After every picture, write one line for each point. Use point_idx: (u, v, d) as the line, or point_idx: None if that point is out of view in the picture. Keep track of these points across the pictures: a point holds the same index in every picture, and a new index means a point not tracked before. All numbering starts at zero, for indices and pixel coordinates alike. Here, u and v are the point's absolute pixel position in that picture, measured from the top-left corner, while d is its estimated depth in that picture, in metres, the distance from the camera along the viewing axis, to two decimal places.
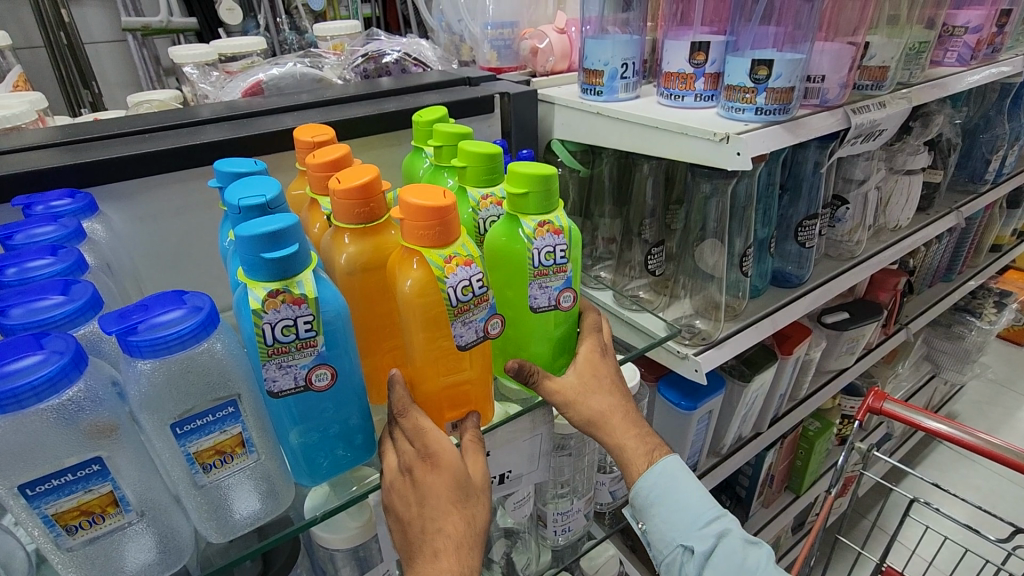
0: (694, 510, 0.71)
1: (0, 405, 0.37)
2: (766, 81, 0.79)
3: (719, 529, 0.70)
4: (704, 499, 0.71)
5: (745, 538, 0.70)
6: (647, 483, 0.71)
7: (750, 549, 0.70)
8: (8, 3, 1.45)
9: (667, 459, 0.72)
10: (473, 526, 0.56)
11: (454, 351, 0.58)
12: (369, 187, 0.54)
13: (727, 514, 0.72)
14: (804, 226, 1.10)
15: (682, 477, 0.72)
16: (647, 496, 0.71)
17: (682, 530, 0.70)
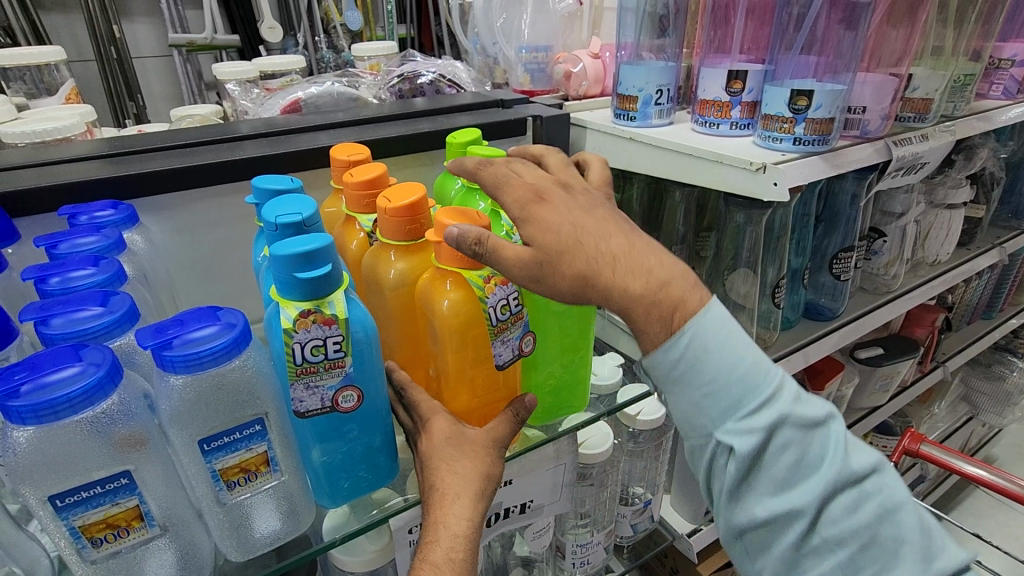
0: (732, 394, 0.53)
1: (36, 415, 0.37)
2: (806, 112, 0.77)
3: (779, 408, 0.53)
4: (756, 368, 0.54)
5: (808, 420, 0.54)
6: (668, 356, 0.53)
7: (812, 435, 0.54)
8: (64, 18, 1.51)
9: (700, 320, 0.52)
10: (468, 477, 0.55)
11: (492, 371, 0.58)
12: (418, 204, 0.55)
13: (788, 383, 0.55)
14: (838, 259, 1.07)
15: (721, 345, 0.53)
16: (677, 376, 0.54)
17: (729, 407, 0.53)
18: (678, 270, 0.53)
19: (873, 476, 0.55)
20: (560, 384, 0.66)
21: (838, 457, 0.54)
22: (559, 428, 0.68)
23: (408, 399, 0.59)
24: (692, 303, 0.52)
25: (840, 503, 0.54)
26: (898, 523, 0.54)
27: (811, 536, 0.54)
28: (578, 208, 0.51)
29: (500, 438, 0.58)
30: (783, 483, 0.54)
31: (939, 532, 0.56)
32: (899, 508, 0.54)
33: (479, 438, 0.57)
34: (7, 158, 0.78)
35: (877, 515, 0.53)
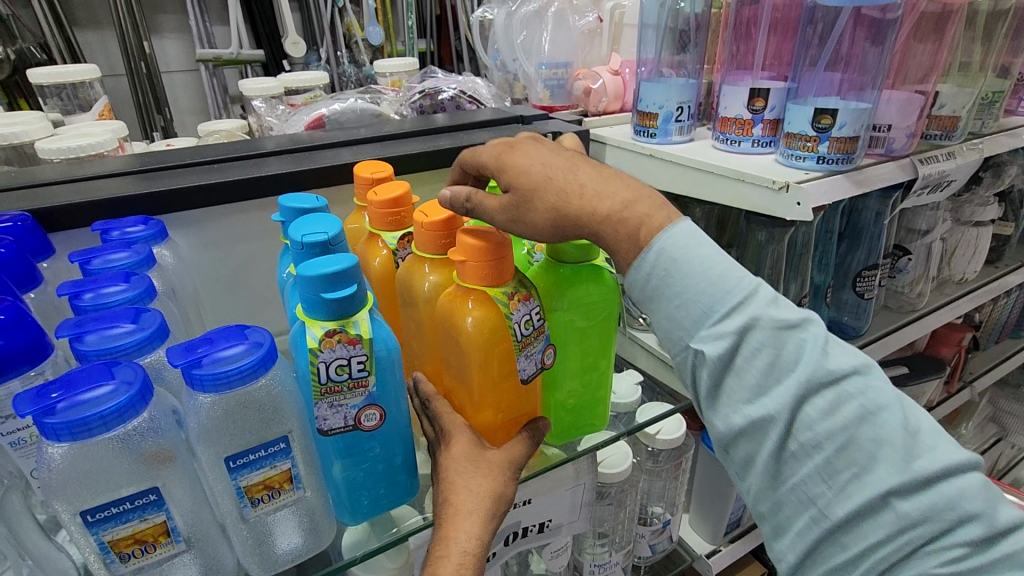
0: (703, 302, 0.49)
1: (71, 432, 0.38)
2: (829, 130, 0.77)
3: (747, 313, 0.48)
4: (725, 271, 0.50)
5: (781, 322, 0.48)
6: (640, 273, 0.51)
7: (787, 336, 0.48)
8: (98, 35, 1.56)
9: (671, 234, 0.50)
10: (481, 495, 0.54)
11: (520, 386, 0.59)
12: (449, 221, 0.59)
13: (763, 287, 0.50)
14: (863, 276, 1.04)
15: (694, 257, 0.50)
16: (650, 287, 0.51)
17: (697, 314, 0.50)
18: (647, 193, 0.53)
19: (853, 378, 0.47)
20: (578, 404, 0.66)
21: (812, 360, 0.48)
22: (578, 447, 0.68)
23: (432, 411, 0.60)
24: (660, 219, 0.51)
25: (815, 406, 0.47)
26: (880, 425, 0.46)
27: (789, 443, 0.48)
28: (550, 153, 0.54)
29: (515, 459, 0.59)
30: (755, 390, 0.49)
31: (940, 432, 0.47)
32: (882, 410, 0.46)
33: (497, 459, 0.57)
34: (44, 174, 0.81)
35: (858, 417, 0.46)
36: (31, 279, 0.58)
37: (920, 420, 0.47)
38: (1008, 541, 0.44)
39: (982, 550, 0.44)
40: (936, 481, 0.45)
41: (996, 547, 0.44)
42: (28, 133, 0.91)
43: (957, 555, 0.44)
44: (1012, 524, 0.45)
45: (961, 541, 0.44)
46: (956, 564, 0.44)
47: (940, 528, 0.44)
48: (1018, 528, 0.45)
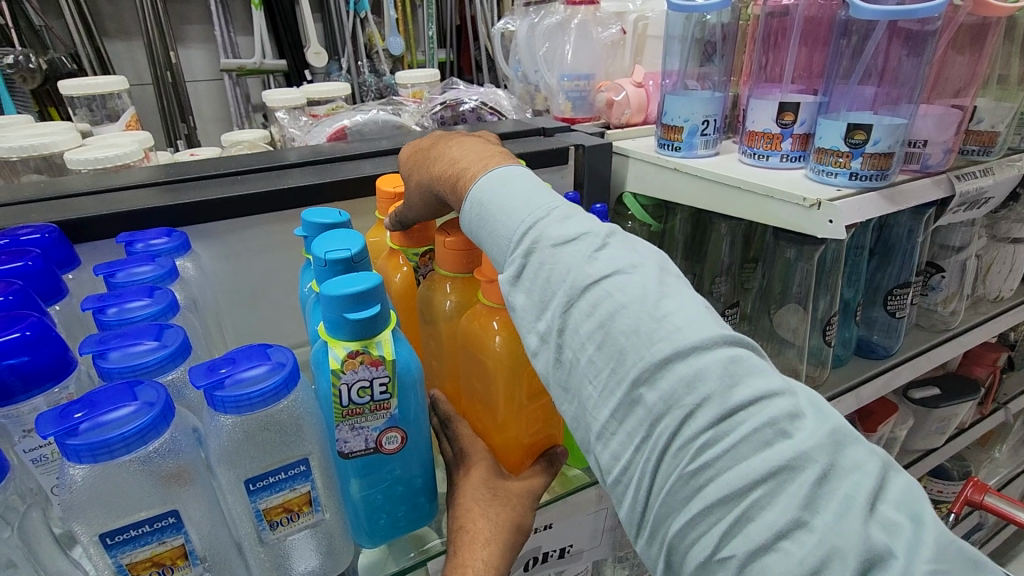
0: (500, 233, 0.47)
1: (93, 454, 0.37)
2: (863, 146, 0.75)
3: (532, 235, 0.45)
4: (520, 197, 0.47)
5: (558, 239, 0.44)
6: (464, 222, 0.51)
7: (569, 249, 0.43)
8: (127, 46, 1.59)
9: (480, 179, 0.50)
10: (498, 524, 0.52)
11: (549, 409, 0.60)
12: (473, 239, 0.59)
13: (561, 207, 0.46)
14: (895, 294, 1.02)
15: (496, 193, 0.48)
16: (468, 227, 0.51)
17: (497, 252, 0.48)
18: (486, 153, 0.53)
19: (613, 277, 0.41)
20: None
21: (576, 267, 0.42)
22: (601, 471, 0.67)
23: (452, 432, 0.61)
24: (474, 170, 0.51)
25: (579, 310, 0.42)
26: (629, 315, 0.39)
27: (564, 353, 0.43)
28: (436, 135, 0.62)
29: (535, 489, 0.57)
30: (538, 306, 0.44)
31: (698, 314, 0.40)
32: (629, 303, 0.40)
33: (515, 487, 0.56)
34: (72, 185, 0.81)
35: (611, 313, 0.40)
36: (57, 291, 0.58)
37: (683, 304, 0.40)
38: (756, 416, 0.36)
39: (723, 433, 0.36)
40: (674, 359, 0.38)
41: (738, 424, 0.36)
42: (56, 144, 0.92)
43: (704, 444, 0.37)
44: (763, 396, 0.37)
45: (702, 426, 0.37)
46: (702, 454, 0.37)
47: (682, 414, 0.37)
48: (771, 398, 0.37)
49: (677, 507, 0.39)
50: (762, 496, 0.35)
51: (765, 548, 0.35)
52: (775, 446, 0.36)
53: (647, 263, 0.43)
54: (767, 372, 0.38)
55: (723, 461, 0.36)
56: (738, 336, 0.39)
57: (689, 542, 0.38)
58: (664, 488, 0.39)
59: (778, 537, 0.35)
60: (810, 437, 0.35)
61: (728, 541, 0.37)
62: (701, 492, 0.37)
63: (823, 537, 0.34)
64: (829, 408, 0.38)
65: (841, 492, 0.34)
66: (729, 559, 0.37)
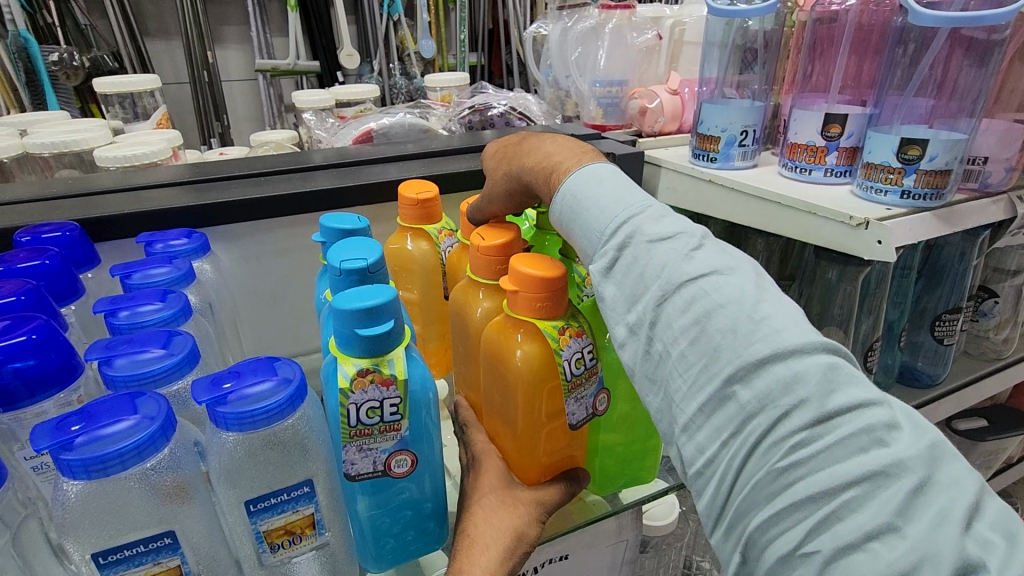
0: (592, 225, 0.48)
1: (86, 471, 0.35)
2: (917, 162, 0.69)
3: (628, 228, 0.45)
4: (614, 193, 0.48)
5: (654, 236, 0.44)
6: (554, 213, 0.52)
7: (661, 248, 0.43)
8: (166, 45, 1.62)
9: (576, 174, 0.51)
10: (503, 531, 0.50)
11: (567, 431, 0.55)
12: (509, 245, 0.57)
13: (654, 206, 0.47)
14: (944, 320, 0.95)
15: (590, 189, 0.49)
16: (557, 220, 0.52)
17: (584, 242, 0.49)
18: (580, 149, 0.55)
19: (710, 277, 0.41)
20: (626, 453, 0.61)
21: (670, 264, 0.42)
22: (623, 500, 0.62)
23: (467, 438, 0.59)
24: (568, 164, 0.52)
25: (672, 305, 0.41)
26: (726, 316, 0.39)
27: (653, 346, 0.43)
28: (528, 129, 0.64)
29: (547, 503, 0.53)
30: (628, 299, 0.45)
31: (797, 318, 0.39)
32: (728, 303, 0.39)
33: (524, 496, 0.53)
34: (101, 182, 0.81)
35: (707, 311, 0.40)
36: (73, 291, 0.57)
37: (784, 308, 0.40)
38: (853, 421, 0.36)
39: (820, 435, 0.36)
40: (771, 362, 0.37)
41: (834, 428, 0.36)
42: (86, 141, 0.92)
43: (798, 443, 0.36)
44: (859, 404, 0.36)
45: (796, 427, 0.36)
46: (795, 453, 0.36)
47: (776, 415, 0.37)
48: (870, 406, 0.36)
49: (761, 503, 0.38)
50: (855, 497, 0.35)
51: (852, 547, 0.34)
52: (871, 452, 0.35)
53: (745, 267, 0.42)
54: (865, 382, 0.37)
55: (815, 462, 0.36)
56: (839, 346, 0.39)
57: (771, 535, 0.38)
58: (748, 485, 0.38)
59: (868, 537, 0.34)
60: (908, 446, 0.34)
61: (814, 537, 0.36)
62: (788, 490, 0.37)
63: (915, 544, 0.33)
64: (925, 423, 0.37)
65: (936, 504, 0.33)
66: (813, 555, 0.36)
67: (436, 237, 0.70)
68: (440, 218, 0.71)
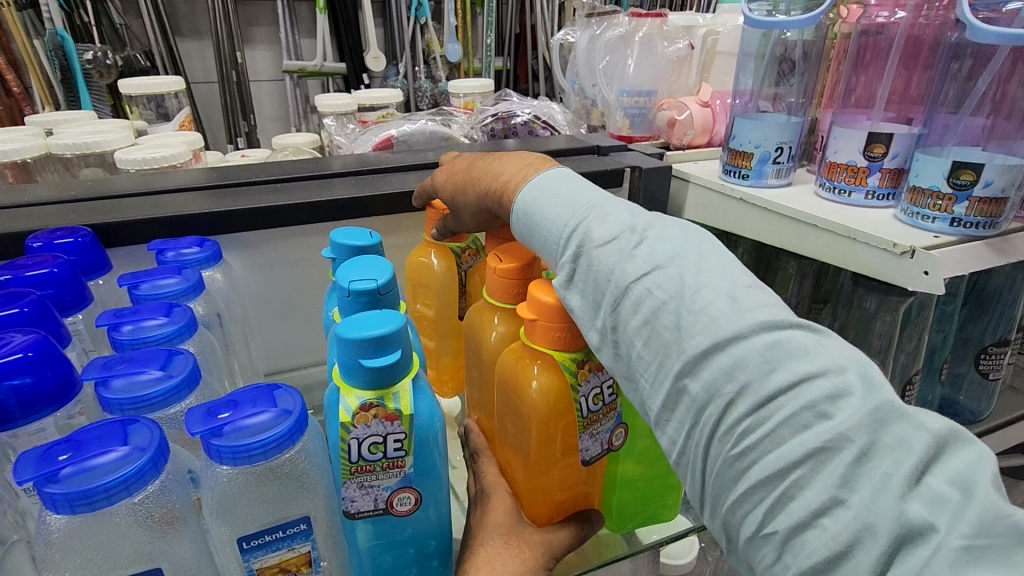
0: (548, 238, 0.47)
1: (69, 504, 0.33)
2: (970, 188, 0.64)
3: (578, 237, 0.44)
4: (563, 200, 0.47)
5: (602, 239, 0.43)
6: (514, 231, 0.51)
7: (609, 250, 0.42)
8: (197, 45, 1.63)
9: (521, 192, 0.50)
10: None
11: (579, 467, 0.51)
12: (528, 267, 0.54)
13: (601, 204, 0.45)
14: (989, 353, 0.89)
15: (539, 204, 0.48)
16: (517, 233, 0.51)
17: (548, 258, 0.48)
18: (522, 163, 0.53)
19: (652, 274, 0.40)
20: (648, 489, 0.57)
21: (616, 266, 0.41)
22: (643, 540, 0.59)
23: (477, 467, 0.57)
24: (514, 183, 0.51)
25: (627, 307, 0.40)
26: (670, 312, 0.38)
27: (620, 349, 0.42)
28: (465, 157, 0.62)
29: (555, 547, 0.51)
30: (593, 306, 0.43)
31: (735, 295, 0.37)
32: (670, 299, 0.38)
33: (532, 539, 0.50)
34: (119, 184, 0.81)
35: (655, 309, 0.39)
36: (80, 300, 0.56)
37: (722, 286, 0.38)
38: (794, 400, 0.34)
39: (763, 418, 0.34)
40: (712, 352, 0.36)
41: (776, 410, 0.34)
42: (109, 143, 0.91)
43: (745, 429, 0.35)
44: (800, 380, 0.34)
45: (741, 413, 0.35)
46: (744, 438, 0.35)
47: (723, 404, 0.36)
48: (811, 380, 0.34)
49: (727, 487, 0.37)
50: (802, 476, 0.33)
51: (804, 524, 0.33)
52: (814, 428, 0.33)
53: (686, 252, 0.40)
54: (814, 350, 0.35)
55: (763, 445, 0.34)
56: (783, 317, 0.36)
57: (739, 517, 0.36)
58: (713, 472, 0.37)
59: (817, 514, 0.32)
60: (852, 415, 0.32)
61: (772, 518, 0.34)
62: (745, 475, 0.35)
63: (858, 514, 0.31)
64: (882, 381, 0.34)
65: (880, 471, 0.31)
66: (773, 535, 0.35)
67: (458, 256, 0.68)
68: (466, 237, 0.68)
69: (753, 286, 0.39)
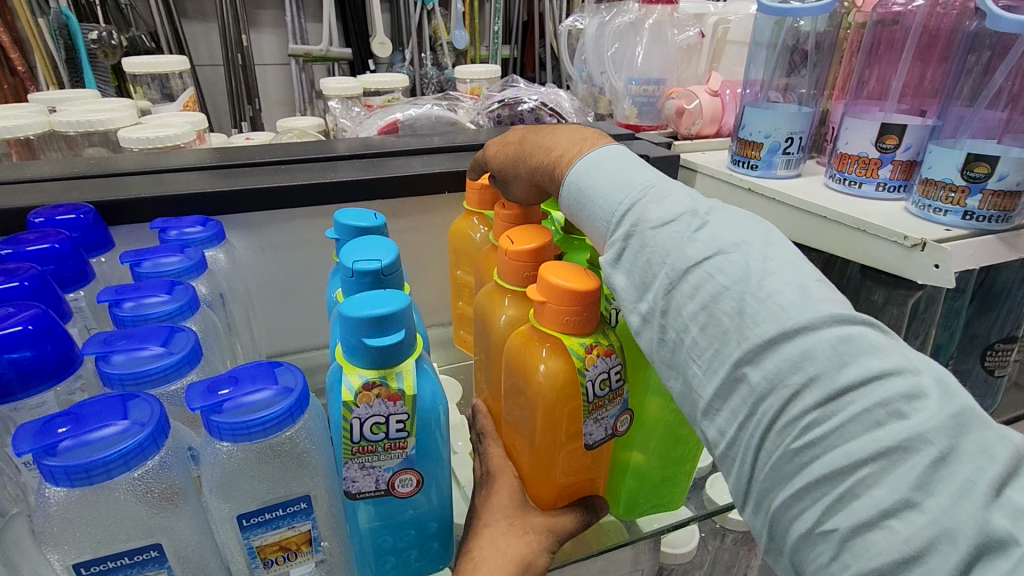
0: (600, 214, 0.46)
1: (68, 478, 0.33)
2: (984, 181, 0.63)
3: (633, 215, 0.43)
4: (617, 178, 0.46)
5: (658, 220, 0.42)
6: (564, 205, 0.50)
7: (668, 232, 0.41)
8: (202, 27, 1.62)
9: (576, 167, 0.49)
10: (508, 559, 0.46)
11: (585, 454, 0.51)
12: (542, 250, 0.53)
13: (657, 186, 0.44)
14: (996, 350, 0.88)
15: (595, 180, 0.47)
16: (566, 211, 0.50)
17: (597, 235, 0.47)
18: (579, 137, 0.53)
19: (714, 259, 0.38)
20: (657, 477, 0.57)
21: (674, 249, 0.40)
22: (643, 528, 0.59)
23: (482, 448, 0.56)
24: (569, 155, 0.51)
25: (681, 292, 0.39)
26: (732, 299, 0.37)
27: (667, 333, 0.41)
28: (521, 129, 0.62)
29: (560, 530, 0.50)
30: (639, 287, 0.42)
31: (805, 288, 0.36)
32: (733, 284, 0.37)
33: (536, 521, 0.50)
34: (123, 162, 0.80)
35: (714, 295, 0.37)
36: (82, 276, 0.56)
37: (790, 277, 0.37)
38: (867, 396, 0.32)
39: (831, 412, 0.33)
40: (779, 341, 0.35)
41: (846, 405, 0.33)
42: (113, 121, 0.91)
43: (811, 422, 0.34)
44: (875, 376, 0.32)
45: (807, 406, 0.34)
46: (808, 432, 0.34)
47: (786, 395, 0.34)
48: (887, 378, 0.32)
49: (781, 482, 0.36)
50: (871, 474, 0.32)
51: (868, 525, 0.32)
52: (888, 427, 0.32)
53: (752, 240, 0.39)
54: (888, 349, 0.34)
55: (828, 441, 0.33)
56: (856, 313, 0.35)
57: (790, 514, 0.35)
58: (767, 464, 0.36)
59: (885, 514, 0.31)
60: (932, 417, 0.31)
61: (831, 516, 0.33)
62: (805, 470, 0.34)
63: (934, 519, 0.30)
64: (960, 387, 0.32)
65: (960, 475, 0.30)
66: (832, 533, 0.33)
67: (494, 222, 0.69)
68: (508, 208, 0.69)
69: (823, 280, 0.38)
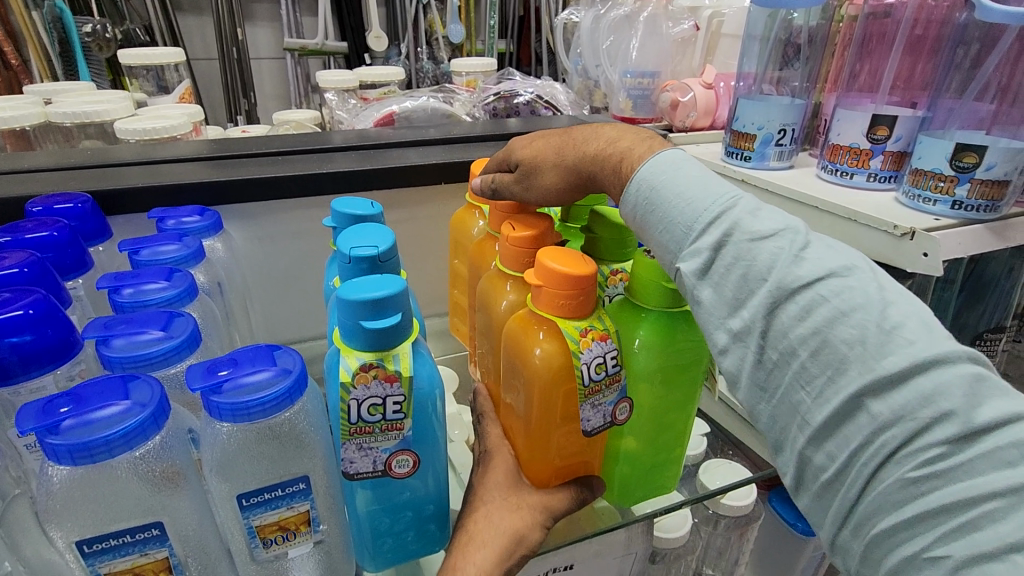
0: (681, 217, 0.42)
1: (69, 456, 0.34)
2: (971, 171, 0.64)
3: (726, 222, 0.40)
4: (700, 183, 0.43)
5: (757, 233, 0.39)
6: (625, 205, 0.46)
7: (766, 246, 0.39)
8: (197, 20, 1.61)
9: (649, 166, 0.45)
10: (498, 531, 0.49)
11: (580, 439, 0.51)
12: (541, 236, 0.54)
13: (746, 197, 0.42)
14: (985, 339, 0.89)
15: (673, 181, 0.44)
16: (628, 213, 0.47)
17: (670, 242, 0.43)
18: (644, 135, 0.51)
19: (826, 280, 0.37)
20: (651, 463, 0.57)
21: (780, 265, 0.38)
22: (635, 512, 0.60)
23: (481, 430, 0.57)
24: (640, 150, 0.48)
25: (787, 312, 0.37)
26: (852, 325, 0.35)
27: (765, 355, 0.39)
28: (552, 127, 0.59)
29: (553, 509, 0.52)
30: (729, 303, 0.40)
31: (928, 323, 0.36)
32: (854, 310, 0.36)
33: (530, 500, 0.51)
34: (120, 154, 0.80)
35: (830, 319, 0.36)
36: (81, 264, 0.56)
37: (912, 309, 0.36)
38: (999, 436, 0.32)
39: (961, 449, 0.33)
40: (911, 374, 0.34)
41: (981, 444, 0.32)
42: (109, 113, 0.91)
43: (935, 456, 0.33)
44: (1009, 418, 0.32)
45: (937, 440, 0.33)
46: (931, 467, 0.33)
47: (913, 428, 0.33)
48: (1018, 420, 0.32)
49: (890, 509, 0.35)
50: (997, 509, 0.32)
51: (988, 556, 0.32)
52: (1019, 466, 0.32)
53: (861, 264, 0.38)
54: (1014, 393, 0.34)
55: (954, 476, 0.33)
56: (978, 354, 0.35)
57: (894, 539, 0.35)
58: (874, 492, 0.35)
59: (1011, 547, 0.31)
60: None
61: (943, 544, 0.33)
62: (919, 500, 0.34)
63: None
64: None
65: None
66: (942, 560, 0.33)
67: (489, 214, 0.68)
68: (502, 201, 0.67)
69: None
